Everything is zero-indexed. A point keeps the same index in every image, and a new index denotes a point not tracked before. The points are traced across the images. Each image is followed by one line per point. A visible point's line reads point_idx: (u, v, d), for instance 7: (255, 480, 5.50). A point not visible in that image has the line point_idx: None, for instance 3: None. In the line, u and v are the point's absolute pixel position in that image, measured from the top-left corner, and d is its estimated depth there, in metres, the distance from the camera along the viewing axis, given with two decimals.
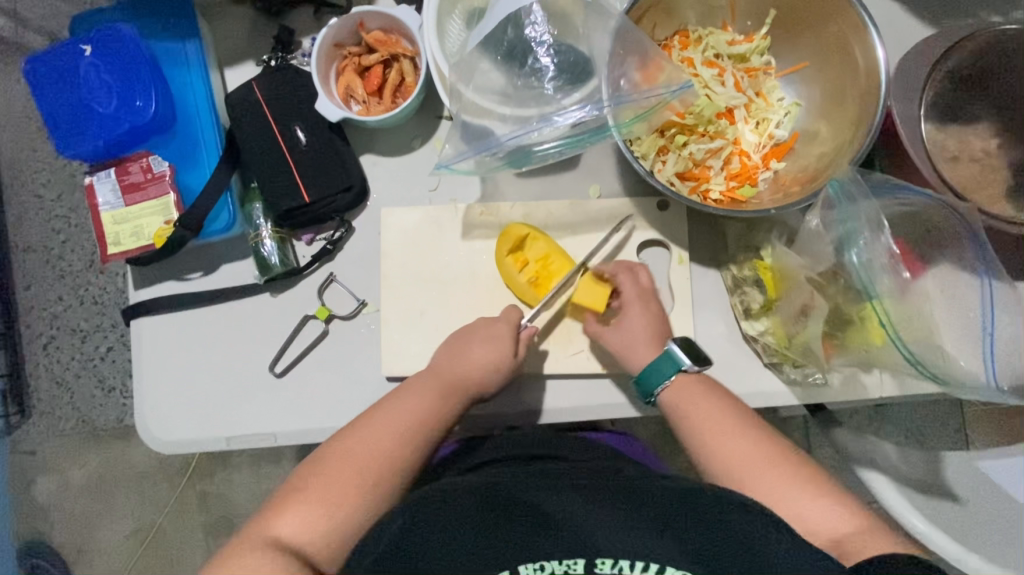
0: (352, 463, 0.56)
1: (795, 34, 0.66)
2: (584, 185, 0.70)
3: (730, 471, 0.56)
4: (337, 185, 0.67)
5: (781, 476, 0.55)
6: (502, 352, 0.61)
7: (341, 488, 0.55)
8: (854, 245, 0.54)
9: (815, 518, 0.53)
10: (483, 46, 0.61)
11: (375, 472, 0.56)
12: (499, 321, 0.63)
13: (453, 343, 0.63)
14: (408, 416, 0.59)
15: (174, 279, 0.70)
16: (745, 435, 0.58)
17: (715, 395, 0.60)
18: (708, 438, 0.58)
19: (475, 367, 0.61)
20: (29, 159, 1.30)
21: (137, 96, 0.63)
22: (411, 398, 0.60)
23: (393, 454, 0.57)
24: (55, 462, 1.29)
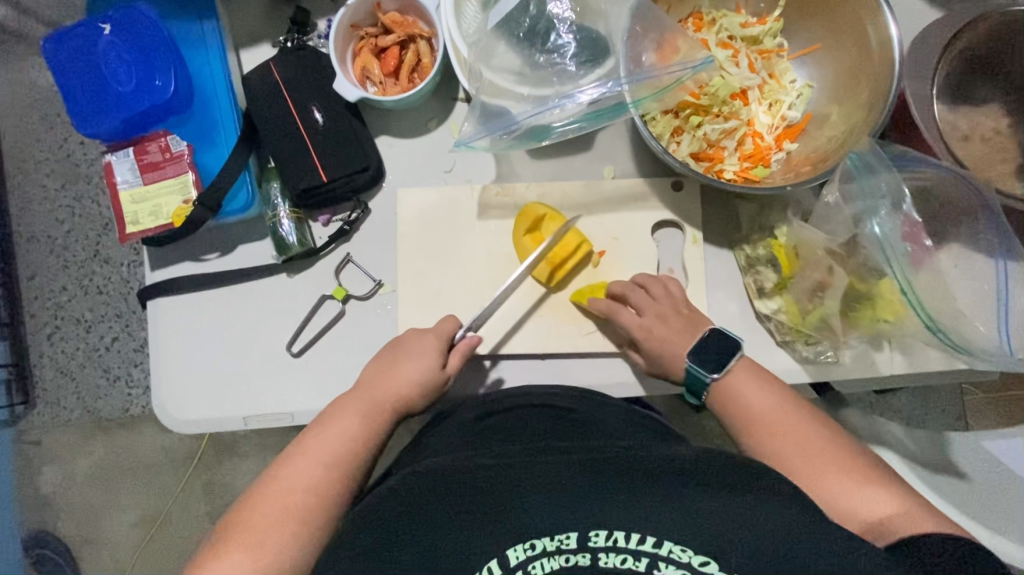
0: (286, 492, 0.55)
1: (808, 16, 0.66)
2: (598, 166, 0.71)
3: (777, 457, 0.56)
4: (353, 166, 0.68)
5: (828, 462, 0.54)
6: (426, 367, 0.62)
7: (273, 525, 0.53)
8: (876, 216, 0.57)
9: (857, 507, 0.52)
10: (498, 27, 0.62)
11: (306, 503, 0.55)
12: (422, 336, 0.64)
13: (382, 362, 0.63)
14: (338, 440, 0.58)
15: (191, 260, 0.70)
16: (792, 420, 0.57)
17: (758, 376, 0.60)
18: (745, 422, 0.58)
19: (399, 385, 0.62)
20: (33, 148, 1.29)
21: (156, 75, 0.64)
22: (337, 421, 0.59)
23: (323, 480, 0.56)
24: (61, 451, 1.29)
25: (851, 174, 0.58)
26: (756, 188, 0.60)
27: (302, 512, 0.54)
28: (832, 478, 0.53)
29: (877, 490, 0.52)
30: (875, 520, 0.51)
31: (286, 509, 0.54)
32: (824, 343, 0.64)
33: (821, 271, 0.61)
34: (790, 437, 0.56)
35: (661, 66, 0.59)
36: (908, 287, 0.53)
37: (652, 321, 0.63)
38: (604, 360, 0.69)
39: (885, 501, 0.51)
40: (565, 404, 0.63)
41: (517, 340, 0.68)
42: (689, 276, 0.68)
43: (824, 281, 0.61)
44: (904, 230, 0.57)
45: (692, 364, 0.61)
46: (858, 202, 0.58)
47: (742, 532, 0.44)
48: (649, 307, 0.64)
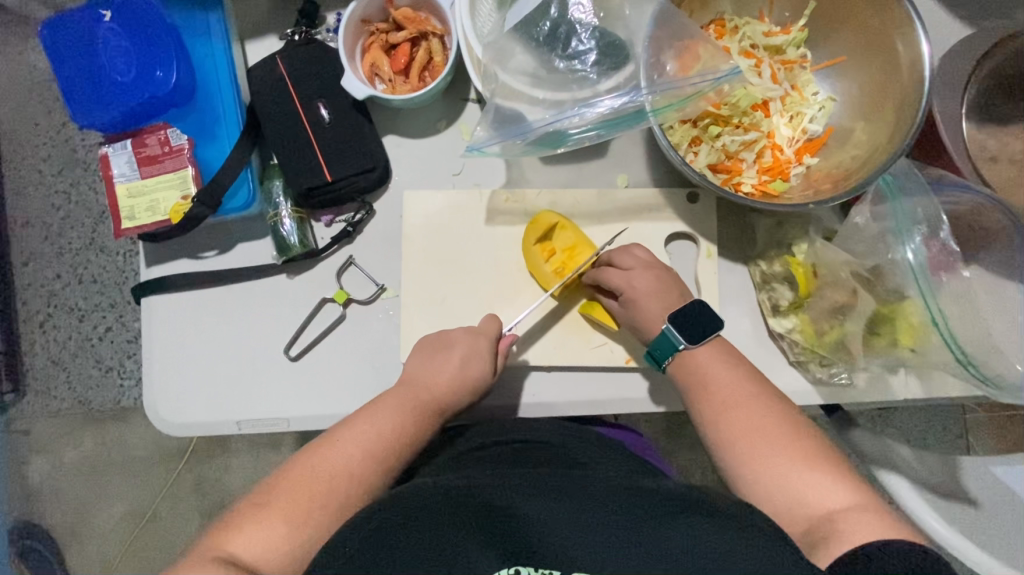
0: (319, 477, 0.53)
1: (834, 26, 0.64)
2: (612, 174, 0.69)
3: (732, 441, 0.54)
4: (359, 166, 0.65)
5: (784, 451, 0.52)
6: (478, 369, 0.60)
7: (309, 506, 0.51)
8: (909, 241, 0.54)
9: (800, 499, 0.50)
10: (515, 28, 0.60)
11: (343, 488, 0.53)
12: (475, 337, 0.61)
13: (426, 349, 0.62)
14: (372, 434, 0.56)
15: (189, 257, 0.68)
16: (760, 407, 0.55)
17: (738, 369, 0.58)
18: (719, 408, 0.55)
19: (447, 384, 0.60)
20: (30, 132, 1.27)
21: (157, 66, 0.61)
22: (374, 414, 0.57)
23: (364, 468, 0.54)
24: (50, 442, 1.27)
25: (883, 195, 0.58)
26: (776, 204, 0.58)
27: (341, 496, 0.53)
28: (786, 464, 0.51)
29: (826, 480, 0.50)
30: (816, 515, 0.49)
31: (325, 492, 0.52)
32: (838, 365, 0.63)
33: (842, 292, 0.59)
34: (749, 421, 0.54)
35: (680, 76, 0.57)
36: (941, 316, 0.51)
37: (642, 276, 0.60)
38: (612, 374, 0.67)
39: (833, 494, 0.49)
40: (569, 432, 0.62)
41: (523, 352, 0.66)
42: (702, 291, 0.66)
43: (844, 301, 0.59)
44: (935, 257, 0.55)
45: (669, 328, 0.58)
46: (889, 223, 0.56)
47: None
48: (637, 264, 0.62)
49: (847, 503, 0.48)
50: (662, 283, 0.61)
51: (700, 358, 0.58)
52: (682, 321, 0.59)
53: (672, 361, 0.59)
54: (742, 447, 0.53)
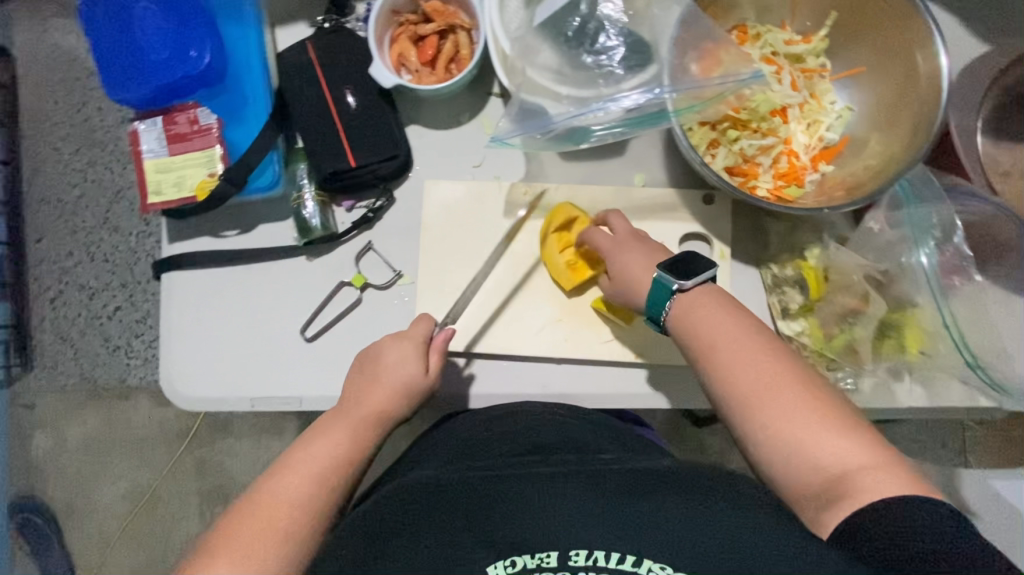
0: (265, 514, 0.51)
1: (854, 38, 0.65)
2: (630, 173, 0.70)
3: (743, 394, 0.50)
4: (382, 153, 0.66)
5: (800, 407, 0.48)
6: (409, 374, 0.60)
7: (258, 543, 0.50)
8: (924, 246, 0.59)
9: (816, 461, 0.46)
10: (544, 25, 0.61)
11: (291, 517, 0.52)
12: (400, 342, 0.61)
13: (361, 366, 0.61)
14: (318, 456, 0.55)
15: (210, 235, 0.69)
16: (771, 360, 0.51)
17: (735, 316, 0.54)
18: (729, 362, 0.52)
19: (386, 397, 0.59)
20: (49, 110, 1.28)
21: (191, 46, 0.63)
22: (315, 439, 0.57)
23: (310, 495, 0.53)
24: (54, 417, 1.28)
25: (899, 200, 0.62)
26: (791, 206, 0.59)
27: (292, 525, 0.51)
28: (799, 422, 0.47)
29: (841, 441, 0.46)
30: (834, 476, 0.45)
31: (270, 529, 0.51)
32: (845, 369, 0.63)
33: (852, 298, 0.61)
34: (760, 378, 0.50)
35: (702, 78, 0.58)
36: (952, 319, 0.55)
37: (631, 241, 0.62)
38: (621, 369, 0.68)
39: (852, 454, 0.45)
40: (538, 422, 0.60)
41: (534, 343, 0.67)
42: None
43: (852, 304, 0.61)
44: (948, 262, 0.60)
45: (661, 273, 0.56)
46: (906, 230, 0.60)
47: (727, 551, 0.42)
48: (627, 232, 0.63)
49: (867, 464, 0.45)
50: (650, 252, 0.61)
51: (697, 308, 0.55)
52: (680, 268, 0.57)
53: (671, 309, 0.56)
54: (756, 404, 0.49)
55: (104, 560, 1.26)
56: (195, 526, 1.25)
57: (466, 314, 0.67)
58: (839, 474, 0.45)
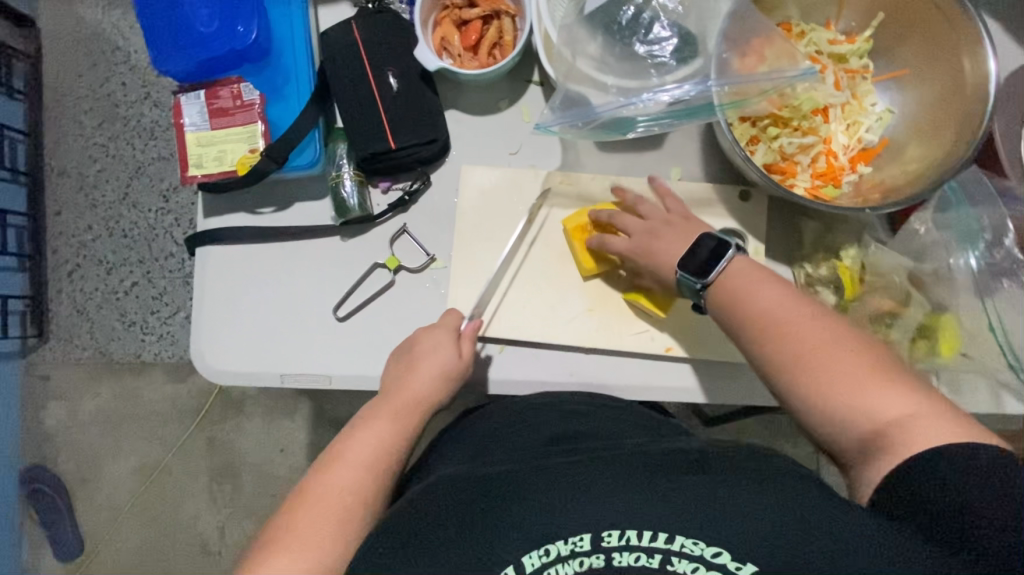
0: (324, 501, 0.52)
1: (900, 40, 0.65)
2: (666, 166, 0.70)
3: (786, 360, 0.50)
4: (422, 136, 0.66)
5: (844, 367, 0.48)
6: (446, 360, 0.61)
7: (318, 530, 0.51)
8: (976, 246, 0.62)
9: (861, 414, 0.46)
10: (593, 14, 0.61)
11: (346, 505, 0.52)
12: (435, 332, 0.62)
13: (402, 360, 0.62)
14: (370, 442, 0.57)
15: (246, 211, 0.69)
16: (811, 321, 0.51)
17: (773, 285, 0.54)
18: (770, 328, 0.51)
19: (426, 384, 0.60)
20: (73, 83, 1.28)
21: (239, 22, 0.62)
22: (366, 426, 0.58)
23: (361, 484, 0.54)
24: (68, 389, 1.28)
25: (947, 203, 0.64)
26: (832, 206, 0.59)
27: (349, 514, 0.52)
28: (841, 377, 0.47)
29: (884, 393, 0.46)
30: (882, 425, 0.45)
31: (327, 516, 0.51)
32: None
33: (889, 299, 0.61)
34: (802, 340, 0.50)
35: (748, 71, 0.58)
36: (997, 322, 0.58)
37: (644, 239, 0.62)
38: (650, 361, 0.68)
39: (894, 403, 0.45)
40: (584, 407, 0.62)
41: (565, 331, 0.67)
42: None
43: (886, 303, 0.61)
44: (999, 264, 0.61)
45: (684, 273, 0.57)
46: (952, 232, 0.63)
47: (765, 526, 0.42)
48: (642, 225, 0.63)
49: (915, 411, 0.44)
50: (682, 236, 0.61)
51: (731, 282, 0.55)
52: (694, 262, 0.57)
53: (708, 293, 0.56)
54: (796, 363, 0.49)
55: (113, 532, 1.27)
56: (204, 502, 1.26)
57: (497, 301, 0.68)
58: (884, 422, 0.45)
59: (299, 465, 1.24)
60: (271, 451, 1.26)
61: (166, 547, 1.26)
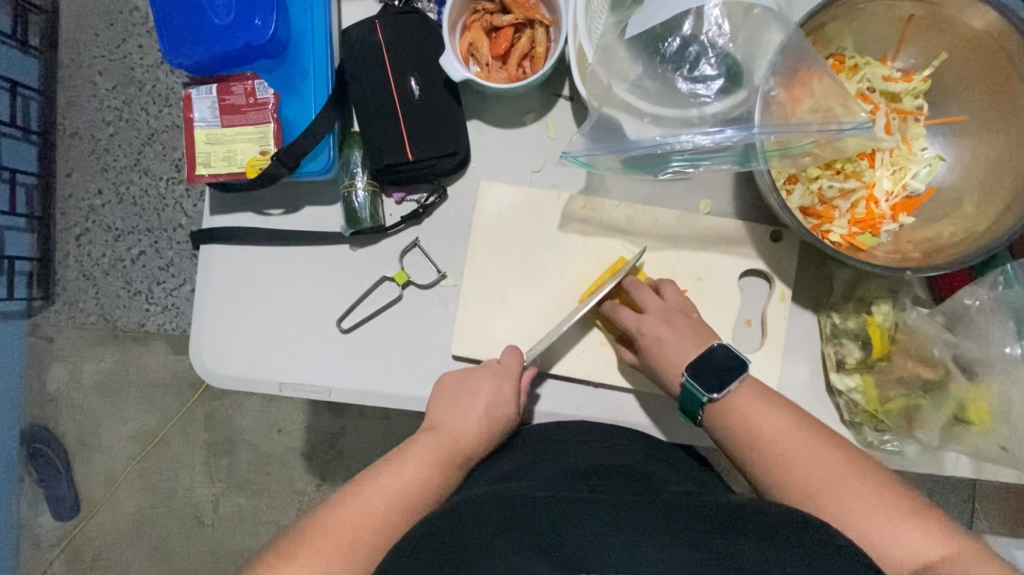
0: (353, 524, 0.50)
1: (960, 82, 0.61)
2: (695, 198, 0.66)
3: (805, 492, 0.51)
4: (441, 150, 0.63)
5: (865, 501, 0.49)
6: (502, 412, 0.60)
7: (336, 559, 0.48)
8: None
9: (893, 553, 0.47)
10: (635, 38, 0.56)
11: (369, 539, 0.50)
12: (498, 378, 0.61)
13: (452, 398, 0.61)
14: (412, 479, 0.54)
15: (254, 212, 0.67)
16: (824, 450, 0.52)
17: (781, 409, 0.55)
18: (782, 458, 0.52)
19: (470, 434, 0.59)
20: (89, 41, 1.24)
21: (256, 14, 0.58)
22: (408, 460, 0.56)
23: (388, 520, 0.51)
24: (72, 353, 1.28)
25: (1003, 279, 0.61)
26: (870, 262, 0.55)
27: (371, 552, 0.49)
28: (860, 513, 0.48)
29: (907, 531, 0.47)
30: (915, 567, 0.46)
31: (347, 547, 0.49)
32: (892, 433, 0.62)
33: (924, 366, 0.59)
34: (811, 470, 0.51)
35: (789, 108, 0.55)
36: None
37: (654, 323, 0.60)
38: (659, 400, 0.65)
39: (922, 540, 0.47)
40: (600, 431, 0.61)
41: (572, 362, 0.65)
42: (768, 333, 0.64)
43: (915, 370, 0.59)
44: None
45: (689, 380, 0.57)
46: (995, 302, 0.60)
47: None
48: (653, 307, 0.61)
49: (943, 551, 0.46)
50: (693, 326, 0.61)
51: (735, 405, 0.56)
52: (702, 370, 0.57)
53: (708, 413, 0.57)
54: (815, 495, 0.50)
55: (109, 497, 1.28)
56: (201, 474, 1.26)
57: (508, 325, 0.65)
58: (917, 564, 0.46)
59: (297, 446, 1.24)
60: (269, 431, 1.25)
61: (162, 515, 1.27)
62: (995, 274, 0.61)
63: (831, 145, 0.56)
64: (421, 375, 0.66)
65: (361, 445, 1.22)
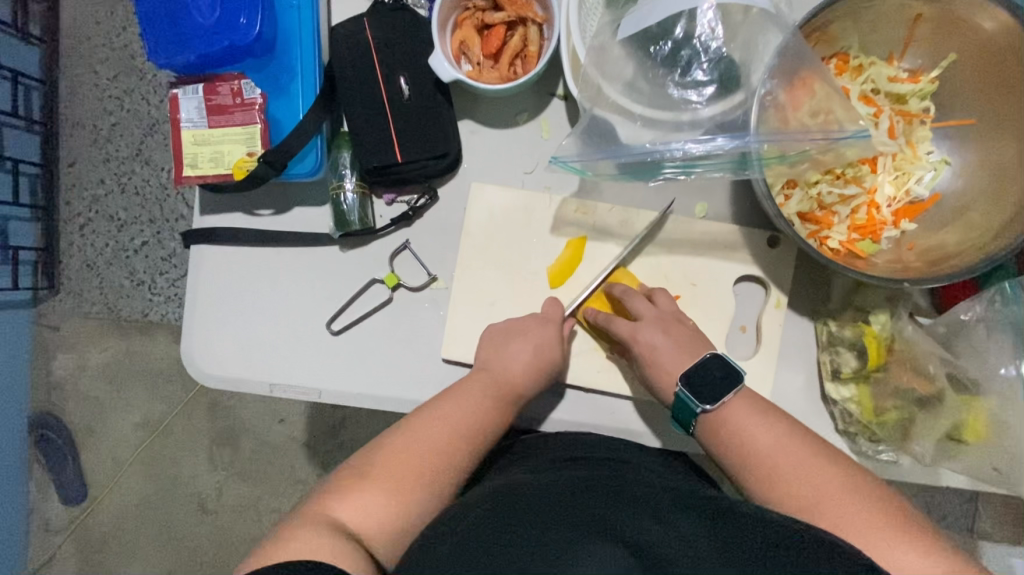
0: (418, 451, 0.53)
1: (968, 84, 0.58)
2: (691, 201, 0.64)
3: (800, 504, 0.50)
4: (431, 151, 0.62)
5: (865, 512, 0.48)
6: (553, 355, 0.60)
7: (409, 480, 0.51)
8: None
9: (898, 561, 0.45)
10: (629, 39, 0.54)
11: (433, 465, 0.52)
12: (544, 324, 0.61)
13: (494, 338, 0.62)
14: (464, 413, 0.56)
15: (244, 213, 0.66)
16: (819, 462, 0.52)
17: (775, 421, 0.54)
18: (774, 472, 0.52)
19: (521, 374, 0.59)
20: (89, 30, 1.23)
21: (241, 11, 0.57)
22: (460, 395, 0.57)
23: (452, 449, 0.54)
24: (75, 342, 1.27)
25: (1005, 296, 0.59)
26: (870, 273, 0.53)
27: (434, 473, 0.52)
28: (862, 523, 0.47)
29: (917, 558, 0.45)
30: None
31: (418, 469, 0.52)
32: (887, 444, 0.61)
33: (918, 379, 0.59)
34: (807, 484, 0.50)
35: (790, 112, 0.53)
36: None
37: (649, 330, 0.59)
38: (651, 407, 0.65)
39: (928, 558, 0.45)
40: (602, 439, 0.61)
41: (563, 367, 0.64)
42: (762, 341, 0.62)
43: (911, 381, 0.59)
44: None
45: (683, 390, 0.56)
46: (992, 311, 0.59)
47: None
48: (648, 314, 0.60)
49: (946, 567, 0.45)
50: (688, 333, 0.60)
51: (727, 415, 0.55)
52: (696, 380, 0.56)
53: (700, 424, 0.56)
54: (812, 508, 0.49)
55: (114, 484, 1.27)
56: (204, 463, 1.26)
57: None
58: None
59: (298, 437, 1.25)
60: (271, 422, 1.26)
61: (165, 503, 1.27)
62: (991, 291, 0.60)
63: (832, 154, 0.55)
64: (413, 378, 0.65)
65: (361, 434, 1.23)
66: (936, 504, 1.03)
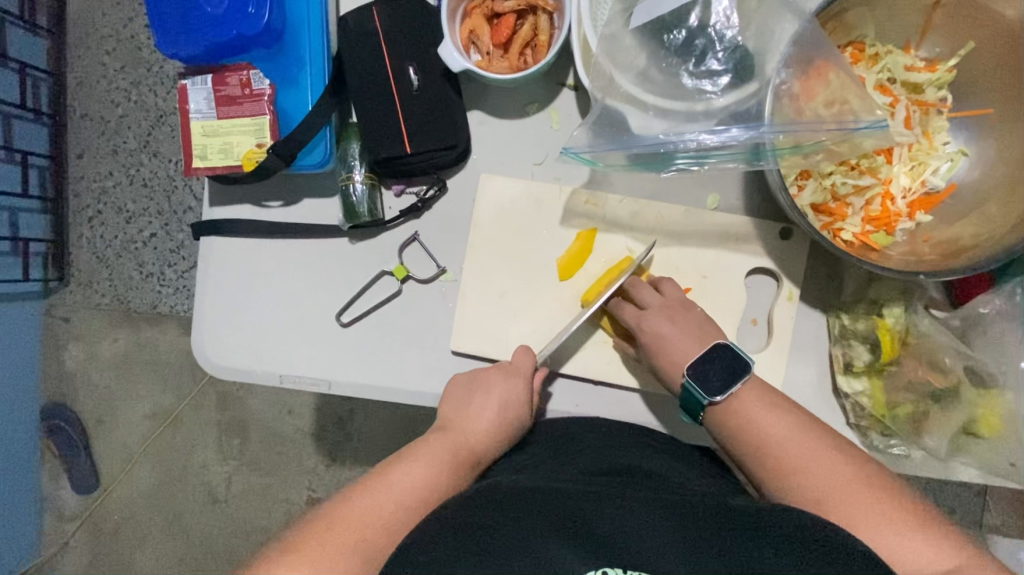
0: (363, 522, 0.49)
1: (990, 73, 0.57)
2: (702, 192, 0.64)
3: (808, 491, 0.50)
4: (441, 142, 0.62)
5: (873, 502, 0.48)
6: (517, 412, 0.59)
7: (345, 554, 0.47)
8: None
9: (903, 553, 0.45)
10: (642, 27, 0.54)
11: (379, 538, 0.49)
12: (509, 377, 0.60)
13: (459, 394, 0.60)
14: (417, 477, 0.53)
15: (253, 204, 0.66)
16: (829, 451, 0.51)
17: (784, 412, 0.54)
18: (785, 461, 0.51)
19: (482, 434, 0.58)
20: (96, 21, 1.23)
21: (250, 2, 0.57)
22: (413, 459, 0.54)
23: (399, 519, 0.50)
24: (84, 333, 1.28)
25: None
26: (886, 266, 0.53)
27: (380, 547, 0.48)
28: (868, 511, 0.47)
29: (923, 542, 0.45)
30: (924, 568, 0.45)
31: (363, 541, 0.48)
32: (899, 437, 0.60)
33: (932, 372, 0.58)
34: (816, 473, 0.50)
35: (803, 101, 0.53)
36: None
37: (655, 320, 0.59)
38: (660, 399, 0.64)
39: (933, 549, 0.45)
40: (614, 426, 0.61)
41: (573, 360, 0.64)
42: (774, 334, 0.62)
43: (926, 376, 0.58)
44: None
45: (690, 381, 0.56)
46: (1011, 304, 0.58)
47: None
48: (654, 304, 0.60)
49: (951, 558, 0.45)
50: (696, 323, 0.59)
51: (738, 406, 0.54)
52: (702, 371, 0.56)
53: (708, 414, 0.56)
54: (821, 497, 0.49)
55: (124, 474, 1.29)
56: (213, 454, 1.27)
57: (507, 320, 0.65)
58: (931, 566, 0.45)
59: (306, 428, 1.26)
60: (279, 413, 1.27)
61: (176, 492, 1.29)
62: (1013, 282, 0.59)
63: (852, 144, 0.53)
64: (421, 369, 0.65)
65: (370, 426, 1.24)
66: (943, 497, 1.02)
